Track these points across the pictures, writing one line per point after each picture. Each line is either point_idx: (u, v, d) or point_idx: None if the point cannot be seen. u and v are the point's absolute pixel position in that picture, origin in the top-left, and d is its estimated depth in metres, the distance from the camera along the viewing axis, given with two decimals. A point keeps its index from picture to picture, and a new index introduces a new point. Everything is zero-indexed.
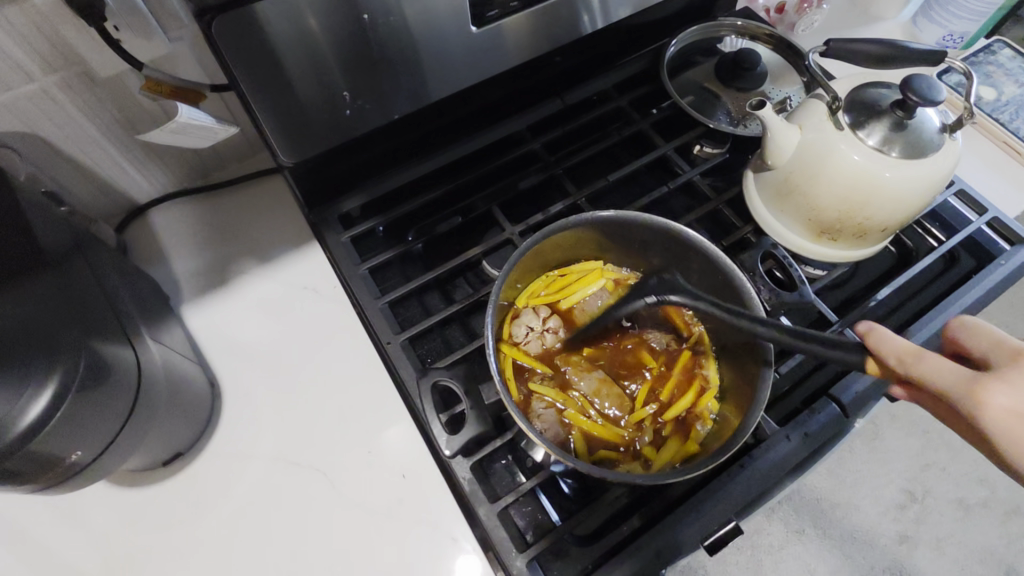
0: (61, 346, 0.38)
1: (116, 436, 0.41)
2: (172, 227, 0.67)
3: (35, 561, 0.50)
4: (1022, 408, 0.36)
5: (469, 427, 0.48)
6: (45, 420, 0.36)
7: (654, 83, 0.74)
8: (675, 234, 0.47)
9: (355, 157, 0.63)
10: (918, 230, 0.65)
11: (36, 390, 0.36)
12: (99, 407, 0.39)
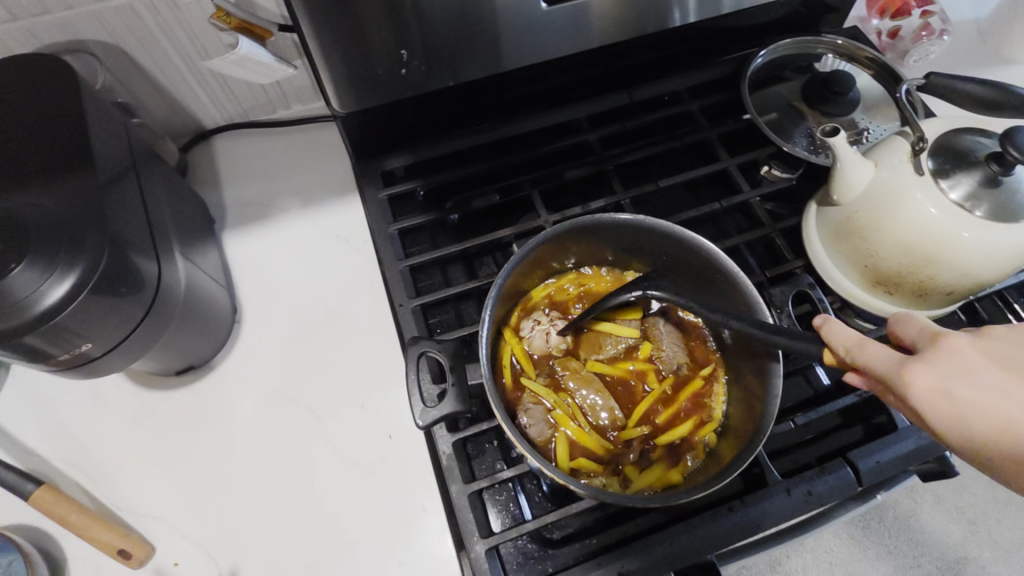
0: (87, 243, 0.40)
1: (125, 337, 0.43)
2: (231, 156, 0.70)
3: (49, 436, 0.54)
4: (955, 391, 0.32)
5: (447, 403, 0.47)
6: (60, 309, 0.38)
7: (732, 92, 0.69)
8: (703, 249, 0.45)
9: (408, 118, 0.64)
10: (998, 302, 0.58)
11: (58, 276, 0.38)
12: (113, 308, 0.41)
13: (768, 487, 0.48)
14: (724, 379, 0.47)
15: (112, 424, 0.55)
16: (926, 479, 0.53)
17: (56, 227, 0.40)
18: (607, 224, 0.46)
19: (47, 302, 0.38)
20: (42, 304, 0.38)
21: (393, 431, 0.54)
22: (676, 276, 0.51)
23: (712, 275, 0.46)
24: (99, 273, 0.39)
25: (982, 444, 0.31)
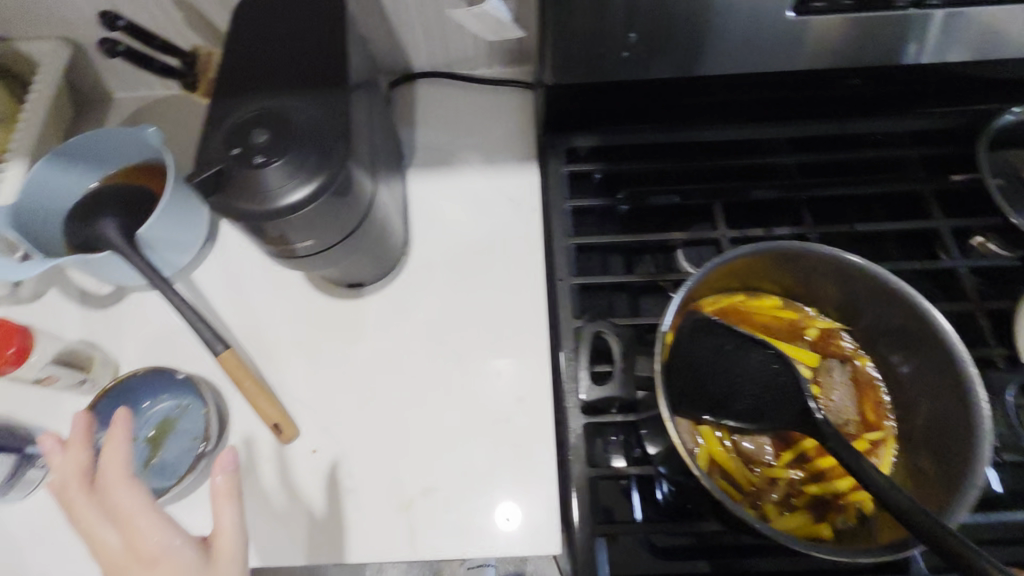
0: (331, 159, 0.43)
1: (331, 243, 0.48)
2: (427, 100, 0.74)
3: (234, 311, 0.62)
4: None
5: (613, 386, 0.50)
6: (292, 213, 0.42)
7: (963, 146, 0.62)
8: (918, 309, 0.42)
9: (606, 101, 0.63)
10: None
11: (294, 183, 0.42)
12: (331, 218, 0.45)
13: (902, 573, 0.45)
14: (894, 449, 0.45)
15: (284, 316, 0.61)
16: None
17: (306, 137, 0.43)
18: (816, 256, 0.44)
19: (282, 204, 0.42)
20: (278, 204, 0.42)
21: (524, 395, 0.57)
22: (867, 328, 0.47)
23: (919, 341, 0.43)
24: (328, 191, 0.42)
25: None
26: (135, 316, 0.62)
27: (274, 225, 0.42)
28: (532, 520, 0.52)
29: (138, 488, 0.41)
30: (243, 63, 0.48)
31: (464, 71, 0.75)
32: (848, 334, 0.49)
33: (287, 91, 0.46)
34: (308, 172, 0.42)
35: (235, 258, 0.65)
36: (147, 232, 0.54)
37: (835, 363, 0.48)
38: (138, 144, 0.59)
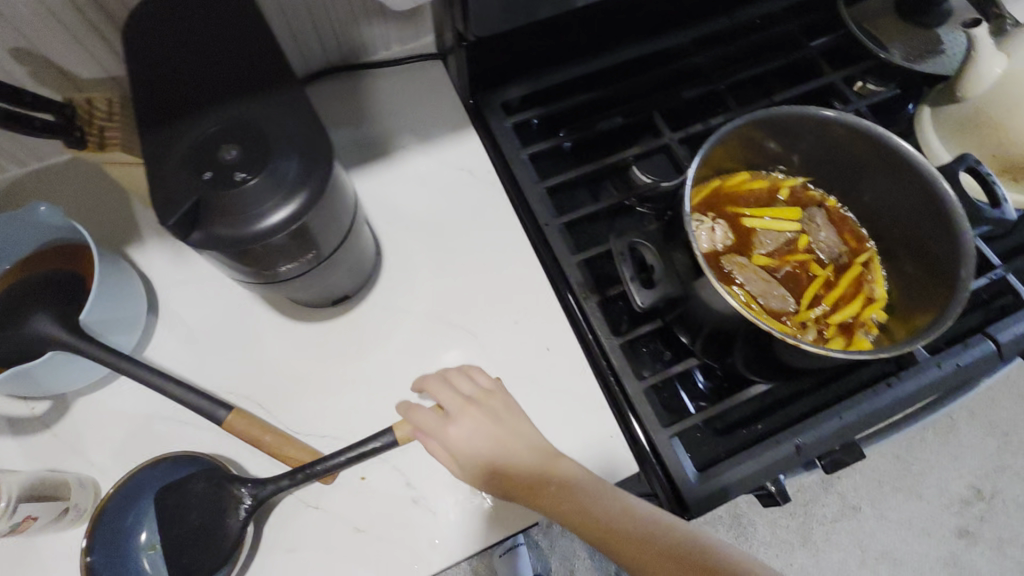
0: (318, 162, 0.38)
1: (328, 254, 0.44)
2: (332, 99, 0.68)
3: (222, 375, 0.55)
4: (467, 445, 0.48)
5: (662, 287, 0.48)
6: (274, 233, 0.36)
7: (830, 8, 0.71)
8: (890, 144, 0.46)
9: (524, 47, 0.63)
10: None
11: (279, 199, 0.36)
12: (325, 228, 0.41)
13: (921, 363, 0.53)
14: (881, 263, 0.51)
15: (276, 357, 0.55)
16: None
17: (285, 146, 0.38)
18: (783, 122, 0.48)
19: (265, 223, 0.36)
20: (262, 224, 0.36)
21: (551, 343, 0.56)
22: (840, 161, 0.51)
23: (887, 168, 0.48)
24: (320, 197, 0.38)
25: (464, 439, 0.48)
26: (92, 424, 0.51)
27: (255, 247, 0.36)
28: (601, 452, 0.52)
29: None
30: (158, 85, 0.41)
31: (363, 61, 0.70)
32: (818, 183, 0.54)
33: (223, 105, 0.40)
34: (293, 184, 0.37)
35: (196, 319, 0.57)
36: (89, 317, 0.47)
37: (814, 209, 0.53)
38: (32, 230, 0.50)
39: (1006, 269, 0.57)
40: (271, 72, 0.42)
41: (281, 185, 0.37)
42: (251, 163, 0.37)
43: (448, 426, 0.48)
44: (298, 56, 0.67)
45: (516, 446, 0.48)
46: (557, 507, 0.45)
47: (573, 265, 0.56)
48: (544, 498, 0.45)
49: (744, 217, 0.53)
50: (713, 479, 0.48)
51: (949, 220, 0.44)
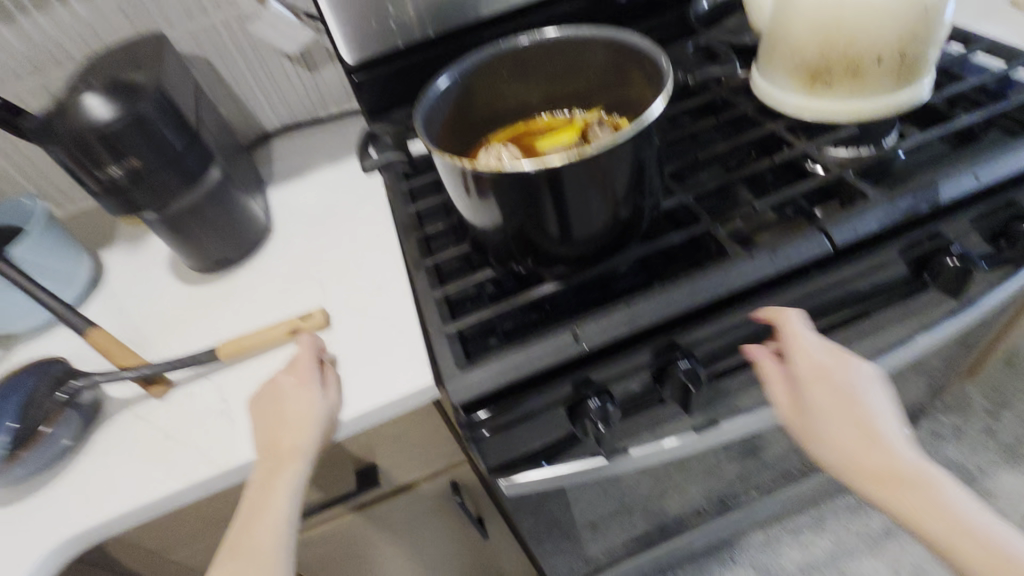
0: (143, 93, 0.53)
1: (159, 173, 0.55)
2: (284, 147, 0.87)
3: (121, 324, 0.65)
4: (284, 395, 0.49)
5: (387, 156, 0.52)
6: (95, 124, 0.50)
7: (682, 21, 0.80)
8: (604, 38, 0.54)
9: (411, 79, 0.78)
10: (959, 108, 0.58)
11: (108, 104, 0.51)
12: (152, 142, 0.53)
13: (733, 256, 0.48)
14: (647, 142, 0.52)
15: (166, 312, 0.65)
16: (937, 244, 0.51)
17: (123, 86, 0.53)
18: (527, 49, 0.56)
19: (91, 117, 0.50)
20: (89, 118, 0.50)
21: (383, 285, 0.60)
22: (591, 86, 0.59)
23: (623, 59, 0.54)
24: (137, 109, 0.52)
25: (275, 396, 0.50)
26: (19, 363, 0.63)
27: (76, 135, 0.49)
28: (404, 366, 0.52)
29: (315, 340, 0.53)
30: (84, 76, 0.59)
31: (309, 121, 0.90)
32: (609, 111, 0.60)
33: (109, 66, 0.57)
34: (120, 100, 0.52)
35: (122, 290, 0.70)
36: (16, 252, 0.60)
37: (596, 124, 0.56)
38: (11, 211, 0.67)
39: (844, 169, 0.53)
40: (149, 60, 0.60)
41: (115, 100, 0.52)
42: (107, 86, 0.53)
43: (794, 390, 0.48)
44: (249, 125, 0.88)
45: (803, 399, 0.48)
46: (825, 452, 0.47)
47: (406, 211, 0.61)
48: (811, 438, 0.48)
49: (535, 149, 0.57)
50: (478, 368, 0.45)
51: (657, 65, 0.49)
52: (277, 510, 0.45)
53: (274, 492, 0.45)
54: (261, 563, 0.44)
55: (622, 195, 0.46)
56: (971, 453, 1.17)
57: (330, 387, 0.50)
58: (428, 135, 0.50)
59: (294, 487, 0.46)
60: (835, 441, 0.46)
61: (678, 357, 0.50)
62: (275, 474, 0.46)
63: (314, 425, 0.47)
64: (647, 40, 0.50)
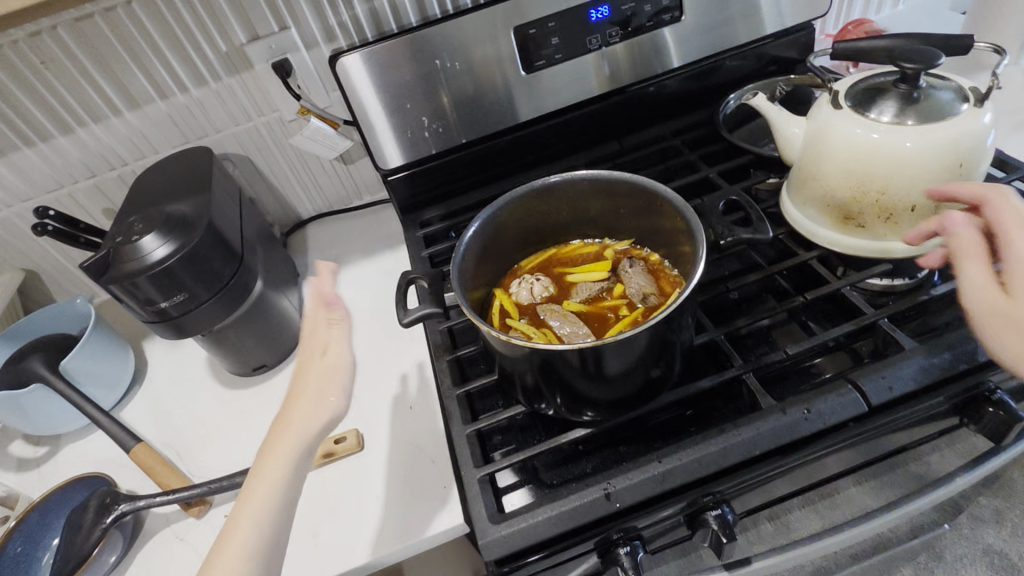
0: (193, 228, 0.56)
1: (206, 301, 0.57)
2: (318, 235, 0.90)
3: (161, 428, 0.67)
4: (319, 345, 0.46)
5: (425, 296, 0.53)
6: (152, 266, 0.53)
7: (711, 124, 0.81)
8: (635, 183, 0.54)
9: (444, 180, 0.80)
10: None
11: (163, 243, 0.54)
12: (200, 274, 0.56)
13: (765, 410, 0.48)
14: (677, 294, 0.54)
15: (205, 417, 0.67)
16: (975, 396, 0.50)
17: (176, 221, 0.56)
18: (554, 186, 0.57)
19: (149, 258, 0.53)
20: (147, 259, 0.53)
21: (414, 404, 0.62)
22: (620, 215, 0.60)
23: (655, 203, 0.54)
24: (189, 247, 0.55)
25: (303, 349, 0.47)
26: (64, 465, 0.66)
27: (136, 277, 0.53)
28: (433, 500, 0.53)
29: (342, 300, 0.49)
30: (138, 199, 0.63)
31: (343, 209, 0.93)
32: (638, 242, 0.61)
33: (164, 200, 0.61)
34: (173, 237, 0.55)
35: (163, 388, 0.72)
36: (68, 364, 0.64)
37: (626, 261, 0.59)
38: (64, 314, 0.71)
39: (877, 312, 0.53)
40: (198, 184, 0.63)
41: (168, 238, 0.55)
42: (163, 223, 0.56)
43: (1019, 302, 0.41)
44: (286, 214, 0.91)
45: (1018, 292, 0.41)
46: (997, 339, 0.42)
47: (439, 331, 0.63)
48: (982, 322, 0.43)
49: (566, 276, 0.61)
50: (510, 523, 0.45)
51: (688, 218, 0.50)
52: (260, 531, 0.38)
53: (249, 521, 0.38)
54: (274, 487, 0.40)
55: (653, 352, 0.47)
56: (1014, 539, 1.11)
57: (342, 390, 0.45)
58: (462, 282, 0.51)
59: (274, 514, 0.39)
60: (998, 295, 0.42)
61: (708, 502, 0.49)
62: (254, 485, 0.40)
63: (301, 450, 0.42)
64: (682, 199, 0.51)
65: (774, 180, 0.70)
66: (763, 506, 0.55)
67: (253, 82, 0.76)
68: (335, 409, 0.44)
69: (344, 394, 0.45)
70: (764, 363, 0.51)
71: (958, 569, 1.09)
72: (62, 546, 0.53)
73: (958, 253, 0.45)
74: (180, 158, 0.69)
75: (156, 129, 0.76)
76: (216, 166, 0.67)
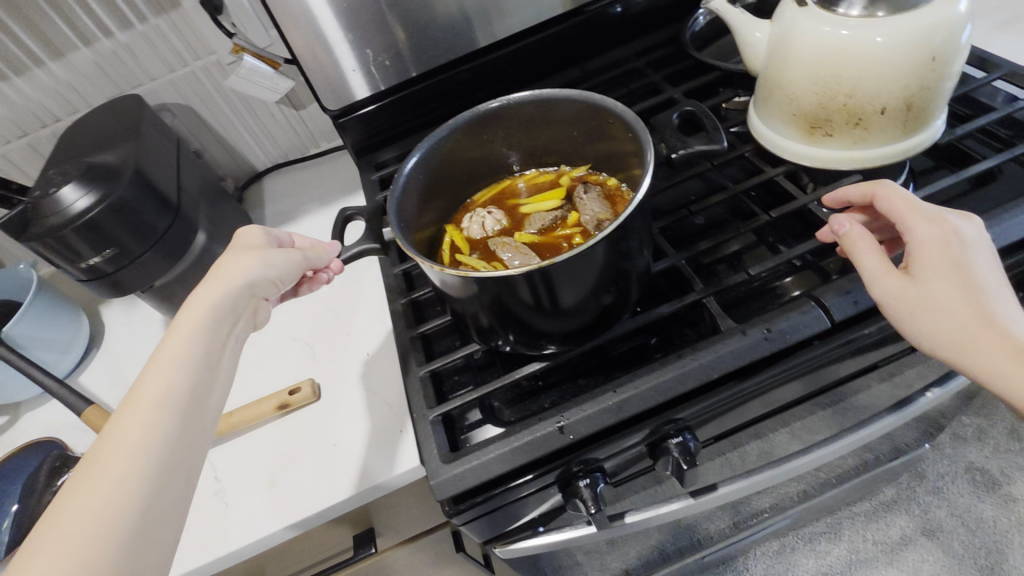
0: (117, 178, 0.53)
1: (140, 254, 0.55)
2: (274, 187, 0.86)
3: (119, 391, 0.66)
4: (249, 242, 0.48)
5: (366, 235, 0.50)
6: (74, 218, 0.50)
7: (678, 42, 0.76)
8: (584, 100, 0.49)
9: (399, 119, 0.76)
10: (969, 146, 0.55)
11: (84, 194, 0.52)
12: (128, 225, 0.53)
13: (725, 333, 0.46)
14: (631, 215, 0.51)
15: None
16: None
17: (99, 172, 0.53)
18: (499, 111, 0.53)
19: (72, 209, 0.51)
20: (69, 210, 0.51)
21: (371, 352, 0.60)
22: (576, 140, 0.55)
23: (606, 122, 0.49)
24: (112, 196, 0.52)
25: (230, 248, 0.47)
26: (24, 431, 0.65)
27: (57, 232, 0.50)
28: (392, 445, 0.52)
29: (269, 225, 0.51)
30: (62, 152, 0.59)
31: (299, 158, 0.89)
32: (596, 167, 0.57)
33: (90, 151, 0.57)
34: (95, 188, 0.52)
35: (120, 351, 0.70)
36: (11, 330, 0.61)
37: (581, 188, 0.55)
38: (10, 280, 0.68)
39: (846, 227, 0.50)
40: (124, 132, 0.59)
41: (91, 189, 0.52)
42: (84, 172, 0.53)
43: (929, 284, 0.41)
44: (239, 166, 0.87)
45: (924, 272, 0.41)
46: (916, 325, 0.41)
47: (393, 275, 0.60)
48: (895, 313, 0.42)
49: (519, 208, 0.58)
50: (463, 461, 0.44)
51: (637, 133, 0.45)
52: (173, 376, 0.37)
53: (157, 369, 0.37)
54: (190, 343, 0.39)
55: (602, 281, 0.44)
56: (996, 455, 1.11)
57: (270, 259, 0.45)
58: (403, 215, 0.48)
59: (190, 363, 0.38)
60: (904, 281, 0.41)
61: (670, 431, 0.48)
62: (171, 340, 0.39)
63: (222, 308, 0.42)
64: (631, 113, 0.46)
65: (743, 96, 0.65)
66: (730, 432, 0.54)
67: (182, 22, 0.71)
68: (262, 275, 0.45)
69: (276, 266, 0.46)
70: (726, 285, 0.49)
71: (939, 487, 1.10)
72: (24, 511, 0.53)
73: (851, 248, 0.44)
74: (107, 107, 0.64)
75: (84, 79, 0.71)
76: (146, 112, 0.62)
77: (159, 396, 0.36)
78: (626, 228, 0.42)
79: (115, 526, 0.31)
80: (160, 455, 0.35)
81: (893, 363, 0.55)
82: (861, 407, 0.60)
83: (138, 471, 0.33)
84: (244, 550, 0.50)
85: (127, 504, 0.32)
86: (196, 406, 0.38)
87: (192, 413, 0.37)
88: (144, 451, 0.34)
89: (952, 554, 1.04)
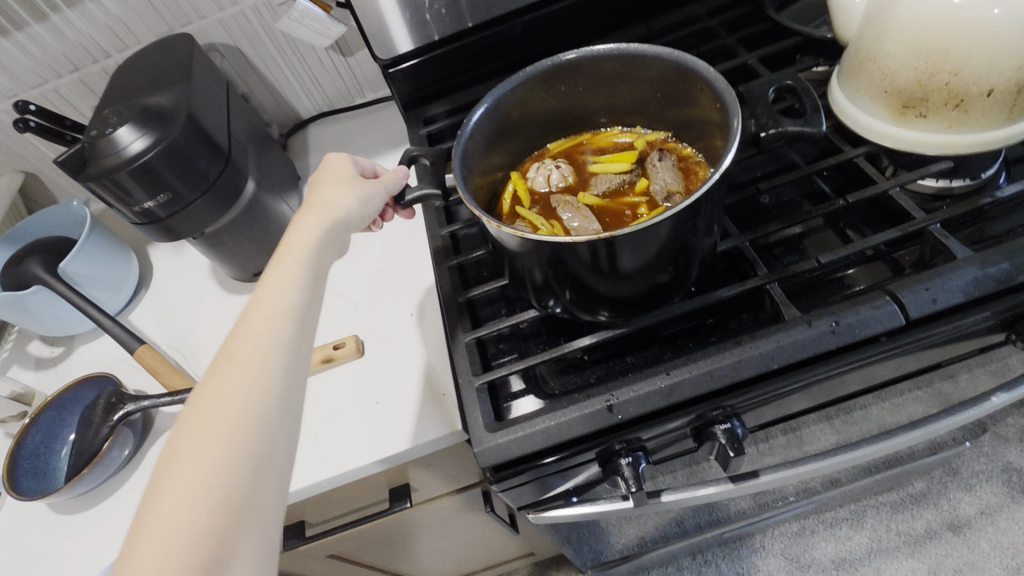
0: (172, 121, 0.53)
1: (192, 201, 0.55)
2: (320, 136, 0.85)
3: (168, 331, 0.67)
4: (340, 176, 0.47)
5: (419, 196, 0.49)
6: (129, 162, 0.50)
7: (754, 1, 0.70)
8: (673, 61, 0.46)
9: (451, 71, 0.73)
10: None
11: (139, 136, 0.51)
12: (181, 171, 0.53)
13: (788, 322, 0.44)
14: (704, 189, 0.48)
15: (209, 321, 0.67)
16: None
17: (154, 115, 0.53)
18: (576, 64, 0.50)
19: (127, 152, 0.51)
20: (125, 153, 0.51)
21: (415, 311, 0.60)
22: (657, 103, 0.52)
23: (693, 87, 0.46)
24: (166, 140, 0.51)
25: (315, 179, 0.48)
26: (80, 364, 0.67)
27: (113, 174, 0.50)
28: (432, 408, 0.52)
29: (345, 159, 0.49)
30: (117, 91, 0.59)
31: (345, 107, 0.87)
32: (673, 134, 0.54)
33: (144, 91, 0.57)
34: (150, 131, 0.52)
35: (169, 293, 0.71)
36: (67, 266, 0.63)
37: (655, 154, 0.52)
38: (65, 216, 0.70)
39: (929, 217, 0.47)
40: (178, 74, 0.58)
41: (146, 133, 0.52)
42: (139, 114, 0.52)
43: None
44: (285, 112, 0.85)
45: None
46: None
47: (440, 236, 0.59)
48: None
49: (589, 166, 0.55)
50: (508, 431, 0.44)
51: (724, 100, 0.42)
52: (283, 295, 0.37)
53: (275, 289, 0.37)
54: (292, 268, 0.39)
55: (665, 261, 0.43)
56: None
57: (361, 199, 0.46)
58: (467, 167, 0.47)
59: (301, 284, 0.38)
60: None
61: (719, 417, 0.47)
62: (281, 262, 0.39)
63: (337, 222, 0.43)
64: (723, 80, 0.43)
65: (823, 67, 0.61)
66: (774, 422, 0.53)
67: None
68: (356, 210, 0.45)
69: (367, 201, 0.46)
70: (792, 272, 0.46)
71: (972, 485, 1.07)
72: (76, 443, 0.55)
73: None
74: (160, 45, 0.63)
75: (136, 15, 0.70)
76: (198, 53, 0.61)
77: (267, 320, 0.36)
78: (703, 204, 0.40)
79: (225, 460, 0.31)
80: (282, 364, 0.34)
81: (958, 362, 0.53)
82: (914, 403, 0.58)
83: (261, 403, 0.33)
84: (287, 497, 0.52)
85: (234, 441, 0.31)
86: (308, 323, 0.37)
87: (307, 339, 0.37)
88: (262, 371, 0.34)
89: (976, 550, 1.02)
